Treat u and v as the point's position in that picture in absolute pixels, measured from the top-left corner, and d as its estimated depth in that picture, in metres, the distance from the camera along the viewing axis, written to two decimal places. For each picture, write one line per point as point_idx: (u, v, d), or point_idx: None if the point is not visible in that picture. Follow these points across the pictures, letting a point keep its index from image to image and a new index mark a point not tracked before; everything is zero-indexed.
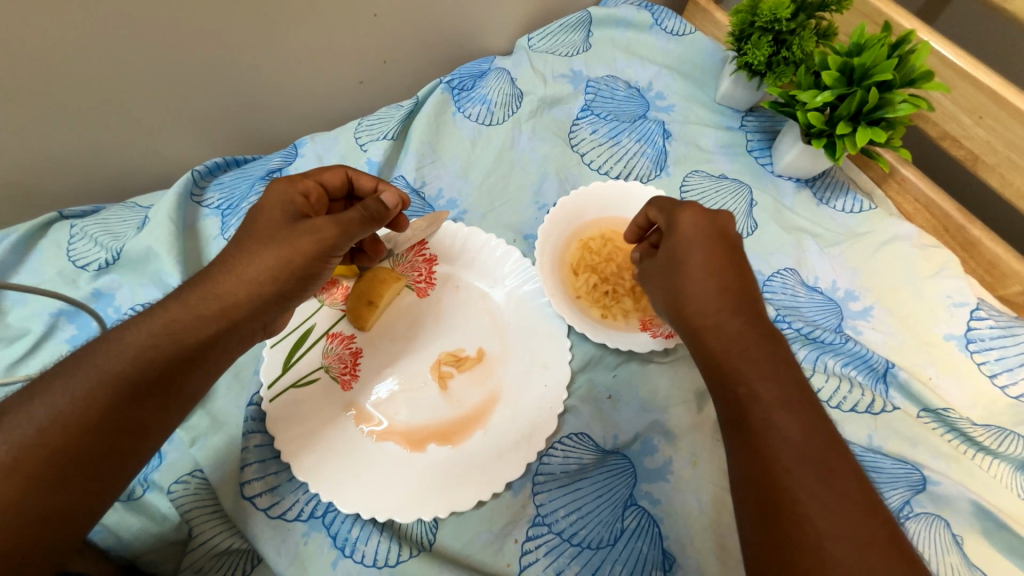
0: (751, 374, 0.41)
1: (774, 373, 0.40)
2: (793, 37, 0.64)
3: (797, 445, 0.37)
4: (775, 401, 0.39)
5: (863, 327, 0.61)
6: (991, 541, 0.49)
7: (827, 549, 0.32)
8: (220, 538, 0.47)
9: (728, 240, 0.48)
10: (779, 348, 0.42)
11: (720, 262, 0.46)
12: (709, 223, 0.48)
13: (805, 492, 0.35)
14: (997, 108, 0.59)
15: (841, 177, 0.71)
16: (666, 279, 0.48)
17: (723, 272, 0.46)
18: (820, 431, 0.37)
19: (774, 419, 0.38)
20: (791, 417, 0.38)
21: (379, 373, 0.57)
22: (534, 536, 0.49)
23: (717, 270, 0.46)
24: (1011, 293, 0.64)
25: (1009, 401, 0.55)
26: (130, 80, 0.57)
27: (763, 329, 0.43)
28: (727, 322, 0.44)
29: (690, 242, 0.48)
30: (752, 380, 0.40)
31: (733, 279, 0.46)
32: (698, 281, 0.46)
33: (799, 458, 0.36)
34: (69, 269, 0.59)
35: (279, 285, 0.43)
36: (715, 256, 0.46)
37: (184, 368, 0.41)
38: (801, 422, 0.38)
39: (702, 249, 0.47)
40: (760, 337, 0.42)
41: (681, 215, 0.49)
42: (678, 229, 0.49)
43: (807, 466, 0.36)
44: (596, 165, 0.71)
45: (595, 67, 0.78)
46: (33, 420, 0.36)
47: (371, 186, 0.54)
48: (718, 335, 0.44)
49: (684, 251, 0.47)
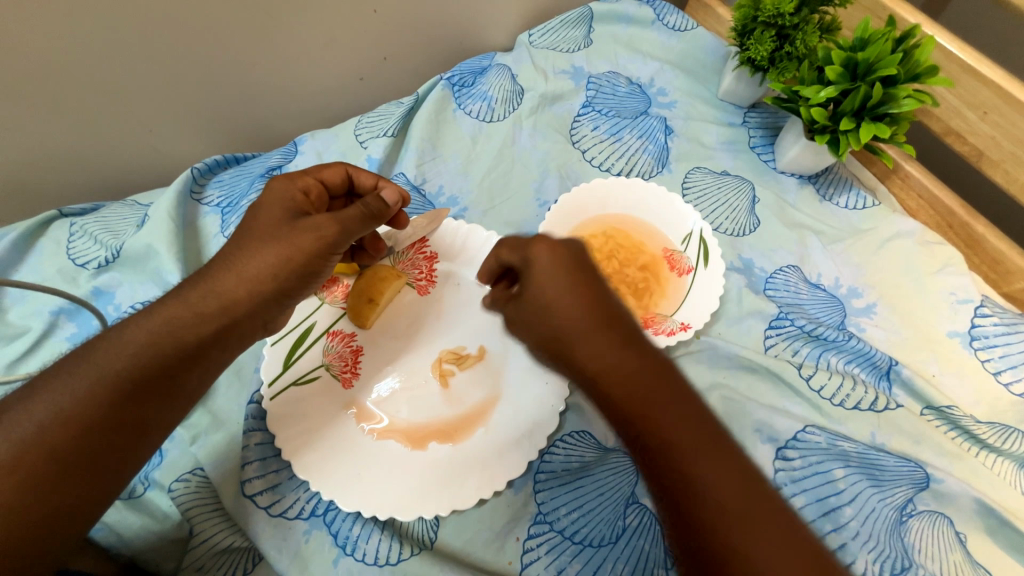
0: (663, 420, 0.35)
1: (682, 410, 0.36)
2: (795, 32, 0.63)
3: (725, 489, 0.33)
4: (689, 441, 0.35)
5: (866, 325, 0.61)
6: (994, 539, 0.49)
7: None
8: (221, 536, 0.47)
9: (592, 267, 0.43)
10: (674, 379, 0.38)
11: (593, 296, 0.41)
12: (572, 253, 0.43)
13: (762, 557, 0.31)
14: (1002, 103, 0.59)
15: (845, 173, 0.70)
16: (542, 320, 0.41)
17: (600, 304, 0.40)
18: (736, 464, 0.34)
19: (692, 474, 0.34)
20: (712, 460, 0.34)
21: (380, 372, 0.56)
22: (535, 534, 0.49)
23: (589, 307, 0.40)
24: (1015, 290, 0.64)
25: (1013, 399, 0.55)
26: (128, 78, 0.56)
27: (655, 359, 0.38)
28: (621, 363, 0.38)
29: (551, 280, 0.41)
30: (664, 424, 0.35)
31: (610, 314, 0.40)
32: (578, 325, 0.39)
33: (729, 505, 0.32)
34: (69, 267, 0.59)
35: (279, 283, 0.43)
36: (585, 291, 0.41)
37: (183, 366, 0.40)
38: (719, 456, 0.34)
39: (569, 287, 0.41)
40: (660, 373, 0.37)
41: (533, 250, 0.43)
42: (535, 267, 0.43)
43: (743, 509, 0.32)
44: (597, 162, 0.71)
45: (596, 62, 0.77)
46: (32, 419, 0.36)
47: (372, 183, 0.54)
48: (619, 386, 0.37)
49: (553, 292, 0.41)
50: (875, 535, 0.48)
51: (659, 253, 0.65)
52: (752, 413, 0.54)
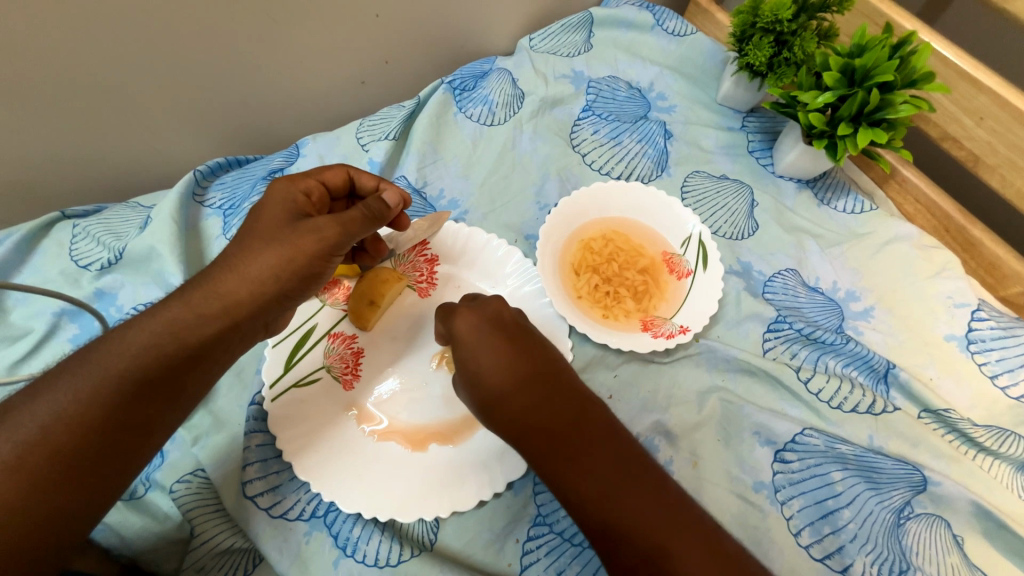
0: (591, 453, 0.41)
1: (609, 442, 0.42)
2: (793, 38, 0.64)
3: (651, 501, 0.39)
4: (607, 452, 0.41)
5: (864, 328, 0.61)
6: (991, 541, 0.49)
7: None
8: (221, 538, 0.47)
9: (509, 327, 0.48)
10: (595, 413, 0.43)
11: (517, 352, 0.46)
12: (499, 311, 0.49)
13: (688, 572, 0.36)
14: (999, 109, 0.59)
15: (842, 177, 0.71)
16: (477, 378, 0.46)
17: (518, 364, 0.45)
18: (655, 477, 0.41)
19: (618, 496, 0.39)
20: (634, 478, 0.40)
21: (380, 374, 0.57)
22: (535, 536, 0.49)
23: (510, 368, 0.45)
24: (1011, 293, 0.64)
25: (1010, 402, 0.55)
26: (130, 80, 0.57)
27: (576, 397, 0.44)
28: (547, 406, 0.43)
29: (475, 345, 0.47)
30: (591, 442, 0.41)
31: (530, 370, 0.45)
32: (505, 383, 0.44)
33: (652, 514, 0.38)
34: (71, 269, 0.59)
35: (280, 285, 0.44)
36: (511, 347, 0.46)
37: (185, 367, 0.41)
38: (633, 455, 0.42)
39: (489, 351, 0.46)
40: (584, 413, 0.43)
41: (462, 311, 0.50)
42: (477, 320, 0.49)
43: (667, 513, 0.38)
44: (597, 165, 0.72)
45: (596, 67, 0.78)
46: (34, 420, 0.36)
47: (373, 185, 0.54)
48: (541, 439, 0.42)
49: (486, 344, 0.46)
50: (872, 538, 0.48)
51: (658, 256, 0.66)
52: (750, 416, 0.55)
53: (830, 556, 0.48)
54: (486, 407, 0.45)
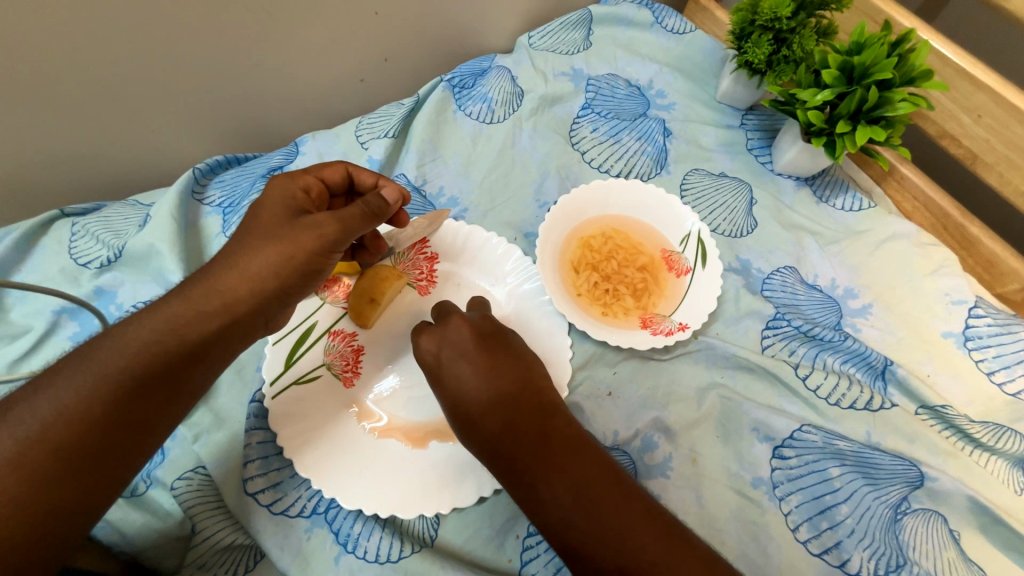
0: (554, 468, 0.41)
1: (573, 457, 0.42)
2: (793, 35, 0.64)
3: (616, 512, 0.39)
4: (570, 467, 0.42)
5: (862, 325, 0.62)
6: (987, 536, 0.49)
7: None
8: (223, 534, 0.47)
9: (493, 341, 0.49)
10: (562, 430, 0.44)
11: (489, 367, 0.47)
12: (469, 326, 0.50)
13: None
14: (997, 107, 0.59)
15: (841, 175, 0.71)
16: (448, 394, 0.47)
17: (500, 375, 0.46)
18: (623, 488, 0.41)
19: (596, 503, 0.40)
20: (598, 493, 0.40)
21: (380, 371, 0.57)
22: (535, 532, 0.49)
23: (491, 378, 0.46)
24: (1008, 291, 0.64)
25: (1008, 398, 0.56)
26: (129, 78, 0.56)
27: (541, 415, 0.45)
28: (513, 424, 0.44)
29: (457, 355, 0.48)
30: (552, 455, 0.42)
31: (510, 382, 0.46)
32: (473, 401, 0.45)
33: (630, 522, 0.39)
34: (71, 267, 0.59)
35: (280, 281, 0.44)
36: (482, 364, 0.47)
37: (186, 364, 0.41)
38: (599, 466, 0.42)
39: (470, 362, 0.47)
40: (549, 429, 0.44)
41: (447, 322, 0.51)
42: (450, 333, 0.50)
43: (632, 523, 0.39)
44: (597, 163, 0.72)
45: (595, 65, 0.78)
46: (36, 415, 0.36)
47: (372, 182, 0.54)
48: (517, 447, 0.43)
49: (457, 361, 0.48)
50: (870, 533, 0.49)
51: (657, 254, 0.66)
52: (749, 413, 0.55)
53: (828, 552, 0.49)
54: (459, 426, 0.47)
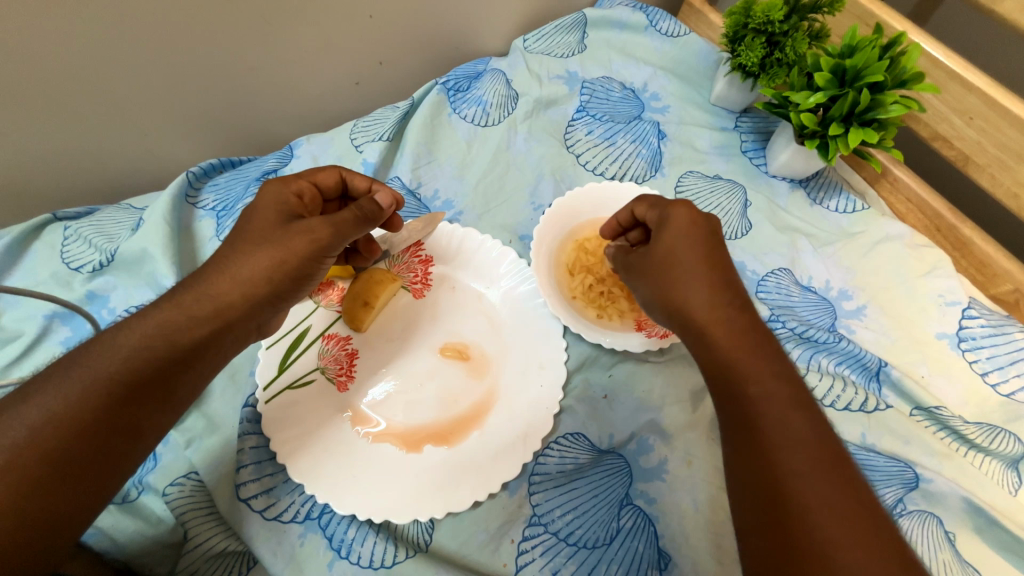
0: (761, 388, 0.39)
1: (787, 394, 0.39)
2: (786, 38, 0.64)
3: (807, 465, 0.36)
4: (783, 400, 0.39)
5: (856, 326, 0.62)
6: (982, 537, 0.49)
7: (834, 554, 0.32)
8: (215, 540, 0.47)
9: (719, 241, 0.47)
10: (787, 369, 0.41)
11: (714, 261, 0.46)
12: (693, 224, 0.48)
13: (816, 497, 0.34)
14: (989, 109, 0.60)
15: (834, 177, 0.71)
16: (663, 272, 0.46)
17: (722, 276, 0.45)
18: (821, 430, 0.38)
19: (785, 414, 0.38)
20: (792, 424, 0.37)
21: (374, 376, 0.56)
22: (530, 536, 0.49)
23: (715, 268, 0.45)
24: (1001, 292, 0.64)
25: (1001, 399, 0.56)
26: (120, 80, 0.56)
27: (757, 332, 0.43)
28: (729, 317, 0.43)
29: (682, 239, 0.47)
30: (760, 378, 0.40)
31: (728, 280, 0.45)
32: (696, 289, 0.44)
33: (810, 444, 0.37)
34: (63, 271, 0.58)
35: (273, 285, 0.43)
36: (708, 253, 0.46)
37: (177, 369, 0.40)
38: (809, 422, 0.38)
39: (694, 244, 0.46)
40: (770, 353, 0.41)
41: (671, 212, 0.49)
42: (675, 224, 0.48)
43: (823, 484, 0.35)
44: (591, 166, 0.72)
45: (590, 68, 0.78)
46: (25, 422, 0.36)
47: (365, 186, 0.54)
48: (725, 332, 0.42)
49: (680, 250, 0.46)
50: None
51: None
52: None
53: None
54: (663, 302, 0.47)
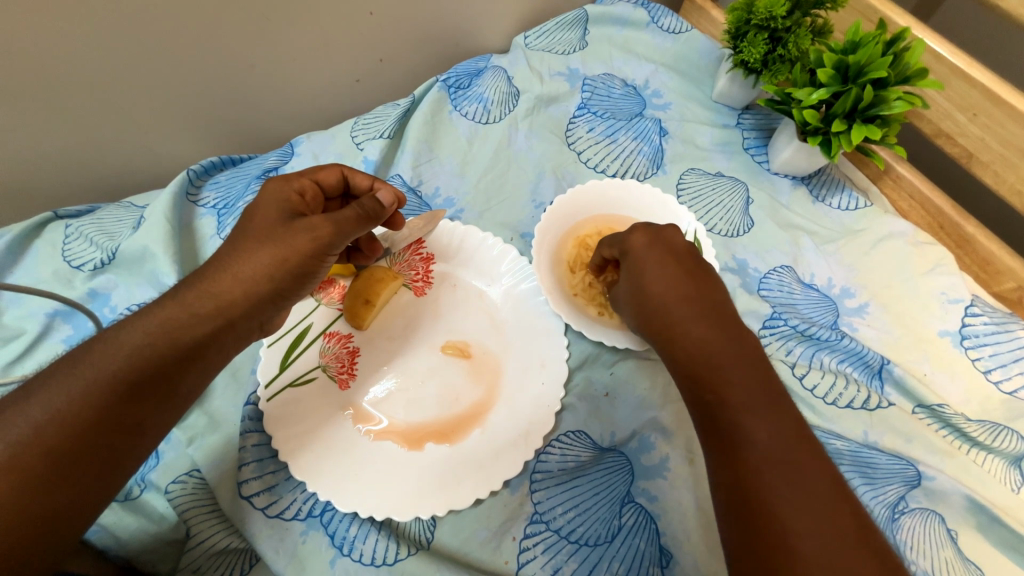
0: (721, 393, 0.40)
1: (754, 399, 0.39)
2: (788, 34, 0.64)
3: (774, 468, 0.36)
4: (744, 404, 0.39)
5: (859, 324, 0.61)
6: (983, 534, 0.49)
7: (798, 552, 0.32)
8: (218, 538, 0.47)
9: (681, 255, 0.50)
10: (755, 374, 0.41)
11: (676, 277, 0.48)
12: (654, 243, 0.50)
13: (777, 493, 0.35)
14: (992, 105, 0.59)
15: (837, 174, 0.71)
16: (632, 297, 0.50)
17: (684, 288, 0.47)
18: (786, 426, 0.38)
19: (746, 414, 0.38)
20: (753, 422, 0.38)
21: (376, 374, 0.56)
22: (532, 534, 0.49)
23: (674, 283, 0.47)
24: (1004, 289, 0.64)
25: (1004, 397, 0.56)
26: (120, 77, 0.56)
27: (722, 335, 0.43)
28: (692, 328, 0.45)
29: (643, 260, 0.50)
30: (727, 386, 0.40)
31: (691, 291, 0.47)
32: (662, 307, 0.47)
33: (773, 441, 0.37)
34: (65, 269, 0.59)
35: (274, 283, 0.43)
36: (669, 270, 0.48)
37: (179, 367, 0.40)
38: (772, 421, 0.38)
39: (653, 265, 0.49)
40: (733, 355, 0.42)
41: (629, 238, 0.52)
42: (634, 250, 0.51)
43: (789, 486, 0.35)
44: (593, 163, 0.71)
45: (592, 65, 0.77)
46: (27, 419, 0.36)
47: (367, 185, 0.54)
48: (685, 344, 0.44)
49: (642, 273, 0.49)
50: None
51: None
52: None
53: None
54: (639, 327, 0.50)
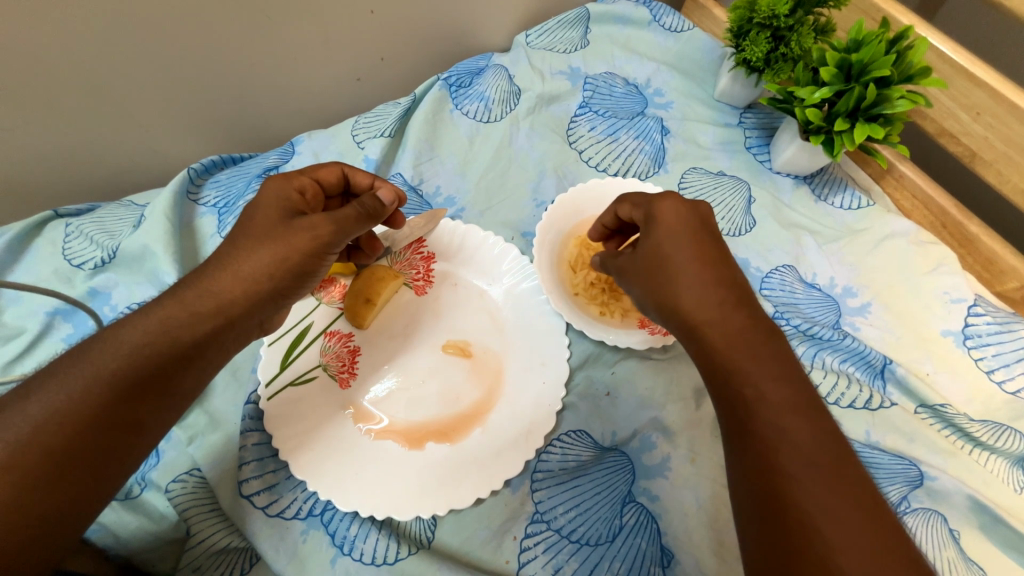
0: (756, 386, 0.38)
1: (788, 395, 0.38)
2: (791, 33, 0.63)
3: (810, 468, 0.35)
4: (780, 402, 0.37)
5: (861, 324, 0.61)
6: (986, 534, 0.49)
7: (837, 559, 0.31)
8: (218, 536, 0.47)
9: (711, 232, 0.46)
10: (784, 367, 0.39)
11: (706, 256, 0.44)
12: (685, 217, 0.46)
13: (814, 498, 0.33)
14: (996, 104, 0.59)
15: (840, 173, 0.71)
16: (652, 271, 0.46)
17: (715, 268, 0.44)
18: (820, 425, 0.37)
19: (782, 411, 0.37)
20: (790, 421, 0.36)
21: (377, 373, 0.56)
22: (533, 533, 0.49)
23: (706, 263, 0.44)
24: (1008, 289, 0.64)
25: (1007, 397, 0.55)
26: (121, 76, 0.56)
27: (754, 324, 0.41)
28: (723, 312, 0.42)
29: (672, 235, 0.45)
30: (758, 380, 0.38)
31: (722, 273, 0.44)
32: (690, 286, 0.43)
33: (809, 441, 0.36)
34: (65, 268, 0.58)
35: (274, 282, 0.43)
36: (699, 248, 0.44)
37: (179, 366, 0.40)
38: (806, 420, 0.37)
39: (684, 241, 0.45)
40: (767, 347, 0.40)
41: (658, 208, 0.47)
42: (662, 221, 0.46)
43: (824, 488, 0.34)
44: (594, 162, 0.71)
45: (593, 63, 0.77)
46: (27, 418, 0.36)
47: (367, 183, 0.54)
48: (715, 330, 0.41)
49: (670, 247, 0.45)
50: None
51: None
52: None
53: None
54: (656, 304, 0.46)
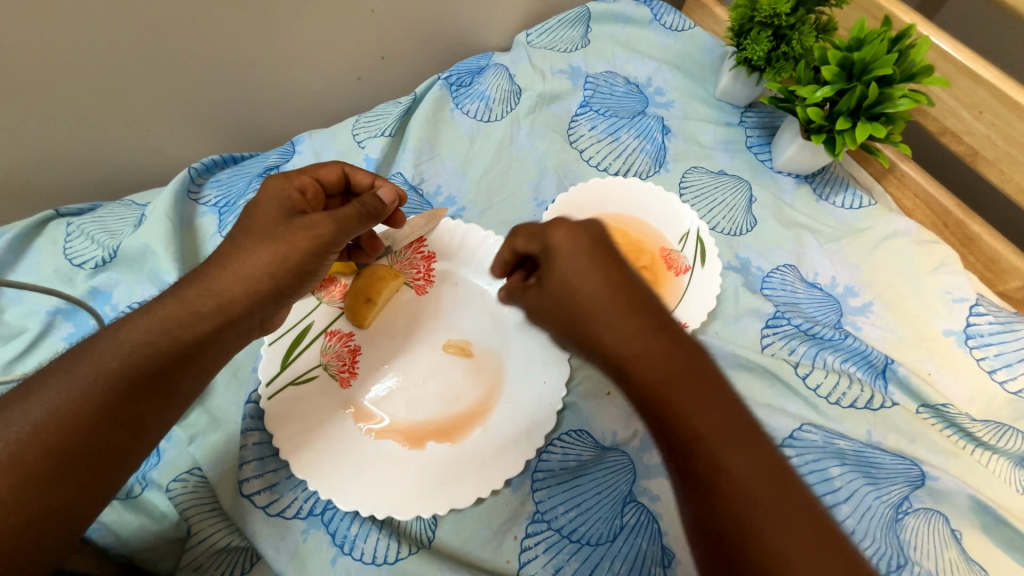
0: (696, 431, 0.33)
1: (728, 430, 0.33)
2: (792, 32, 0.63)
3: (769, 519, 0.30)
4: (726, 441, 0.32)
5: (863, 323, 0.61)
6: (988, 534, 0.49)
7: None
8: (219, 535, 0.47)
9: (613, 251, 0.40)
10: (718, 400, 0.34)
11: (610, 283, 0.38)
12: (581, 238, 0.40)
13: (784, 550, 0.29)
14: (998, 103, 0.59)
15: (841, 173, 0.70)
16: (563, 309, 0.40)
17: (623, 293, 0.38)
18: (767, 457, 0.32)
19: (727, 453, 0.32)
20: (739, 462, 0.32)
21: (378, 372, 0.56)
22: (533, 533, 0.49)
23: (616, 291, 0.38)
24: (1010, 288, 0.64)
25: (1009, 397, 0.55)
26: (123, 76, 0.56)
27: (676, 353, 0.36)
28: (642, 349, 0.36)
29: (573, 263, 0.39)
30: (695, 424, 0.33)
31: (634, 298, 0.38)
32: (606, 323, 0.37)
33: (759, 481, 0.31)
34: (66, 267, 0.59)
35: (275, 281, 0.43)
36: (604, 275, 0.39)
37: (180, 364, 0.40)
38: (753, 454, 0.32)
39: (587, 269, 0.39)
40: (697, 377, 0.35)
41: (550, 233, 0.41)
42: (558, 249, 0.40)
43: (788, 536, 0.29)
44: (595, 161, 0.71)
45: (593, 62, 0.77)
46: (28, 417, 0.36)
47: (368, 182, 0.54)
48: (643, 372, 0.35)
49: (574, 281, 0.39)
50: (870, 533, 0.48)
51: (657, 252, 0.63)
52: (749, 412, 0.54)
53: None
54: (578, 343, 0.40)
